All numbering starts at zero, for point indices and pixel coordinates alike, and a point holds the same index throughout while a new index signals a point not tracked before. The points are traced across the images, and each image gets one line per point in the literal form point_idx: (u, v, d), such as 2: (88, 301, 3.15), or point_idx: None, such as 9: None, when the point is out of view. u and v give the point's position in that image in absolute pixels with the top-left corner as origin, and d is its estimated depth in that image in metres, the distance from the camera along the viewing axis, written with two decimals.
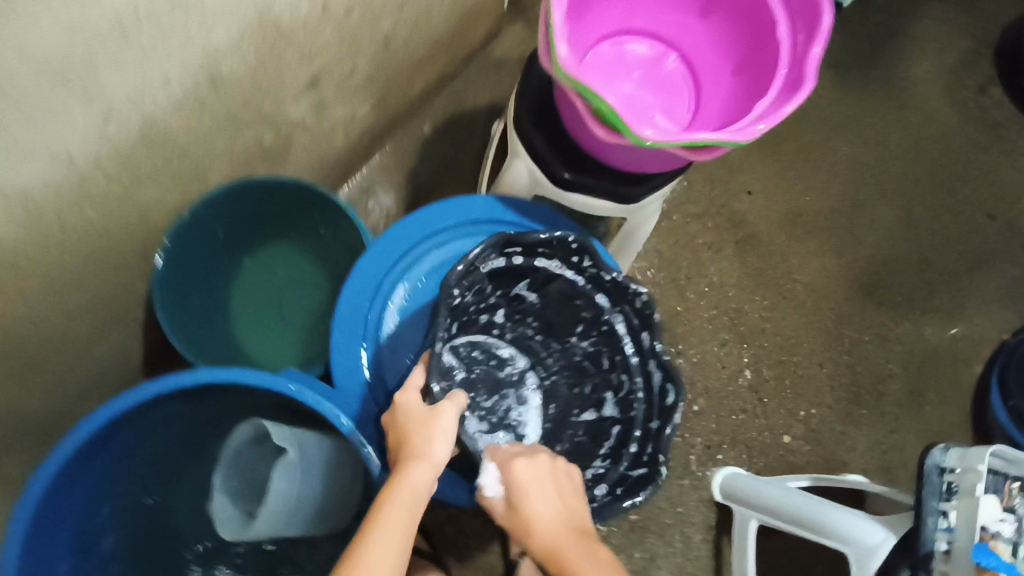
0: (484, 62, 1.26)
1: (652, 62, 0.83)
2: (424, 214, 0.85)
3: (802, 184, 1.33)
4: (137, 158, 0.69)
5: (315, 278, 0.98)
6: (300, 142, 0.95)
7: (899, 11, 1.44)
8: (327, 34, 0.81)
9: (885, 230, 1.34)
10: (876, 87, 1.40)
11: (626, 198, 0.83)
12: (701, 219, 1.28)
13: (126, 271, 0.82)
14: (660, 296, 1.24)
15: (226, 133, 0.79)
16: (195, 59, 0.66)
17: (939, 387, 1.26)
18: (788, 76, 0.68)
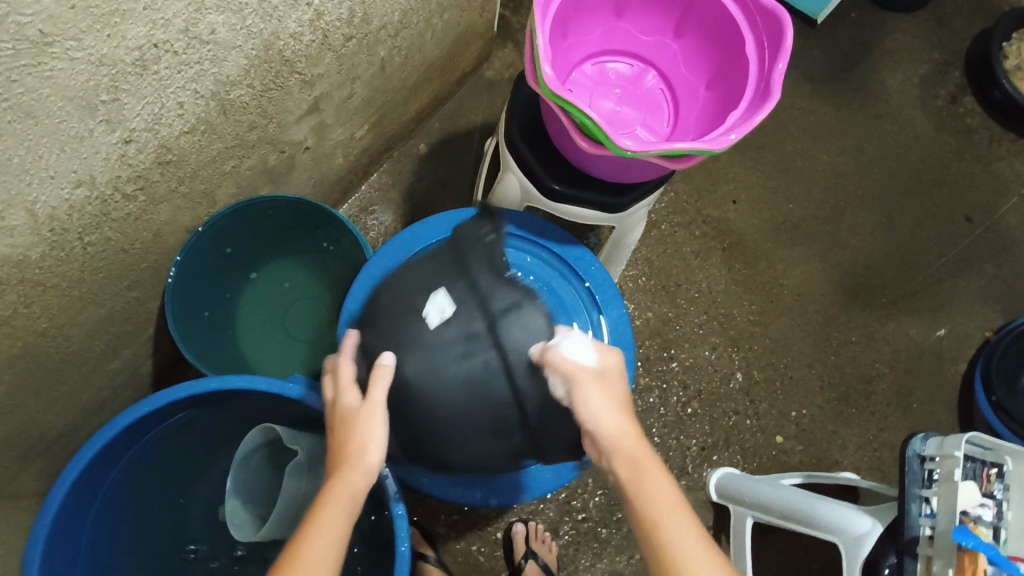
0: (476, 84, 1.32)
1: (632, 79, 0.88)
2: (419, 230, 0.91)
3: (785, 192, 1.38)
4: (154, 181, 0.74)
5: (318, 292, 1.02)
6: (302, 163, 1.00)
7: (872, 26, 1.51)
8: (327, 61, 0.86)
9: (868, 234, 1.38)
10: (853, 98, 1.46)
11: (612, 207, 0.87)
12: (689, 228, 1.33)
13: (140, 288, 0.86)
14: (651, 303, 1.28)
15: (233, 156, 0.84)
16: (207, 88, 0.71)
17: (925, 385, 1.30)
18: (758, 89, 0.73)
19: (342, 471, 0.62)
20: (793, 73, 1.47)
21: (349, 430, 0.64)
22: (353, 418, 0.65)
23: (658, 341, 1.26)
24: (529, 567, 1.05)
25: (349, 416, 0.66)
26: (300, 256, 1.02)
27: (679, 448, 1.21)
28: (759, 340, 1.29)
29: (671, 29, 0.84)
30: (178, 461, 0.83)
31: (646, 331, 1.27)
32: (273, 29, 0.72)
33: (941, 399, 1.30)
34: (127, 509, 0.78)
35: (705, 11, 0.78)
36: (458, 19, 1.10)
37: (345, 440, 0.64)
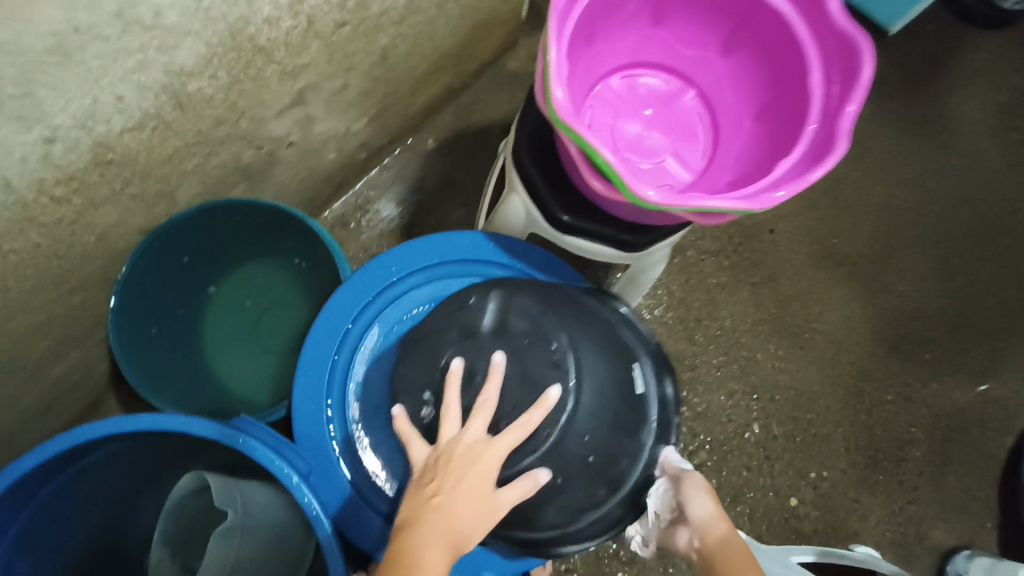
0: (496, 76, 1.18)
1: (667, 97, 0.75)
2: (404, 250, 0.80)
3: (831, 225, 1.24)
4: (92, 181, 0.64)
5: (292, 304, 0.93)
6: (286, 159, 0.89)
7: (952, 42, 1.33)
8: (313, 49, 0.74)
9: (920, 281, 1.23)
10: (919, 124, 1.29)
11: (629, 246, 0.75)
12: (717, 257, 1.19)
13: (85, 292, 0.76)
14: (666, 337, 1.16)
15: (196, 152, 0.73)
16: (155, 80, 0.60)
17: (964, 457, 1.16)
18: (819, 133, 0.59)
19: (445, 544, 0.52)
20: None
21: (476, 507, 0.54)
22: (484, 495, 0.55)
23: None
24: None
25: (481, 485, 0.55)
26: (276, 262, 0.93)
27: None
28: (784, 390, 1.16)
29: (719, 44, 0.70)
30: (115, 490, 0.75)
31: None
32: (239, 14, 0.61)
33: (981, 475, 1.16)
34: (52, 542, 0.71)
35: (764, 26, 0.64)
36: (477, 5, 0.97)
37: (467, 514, 0.54)
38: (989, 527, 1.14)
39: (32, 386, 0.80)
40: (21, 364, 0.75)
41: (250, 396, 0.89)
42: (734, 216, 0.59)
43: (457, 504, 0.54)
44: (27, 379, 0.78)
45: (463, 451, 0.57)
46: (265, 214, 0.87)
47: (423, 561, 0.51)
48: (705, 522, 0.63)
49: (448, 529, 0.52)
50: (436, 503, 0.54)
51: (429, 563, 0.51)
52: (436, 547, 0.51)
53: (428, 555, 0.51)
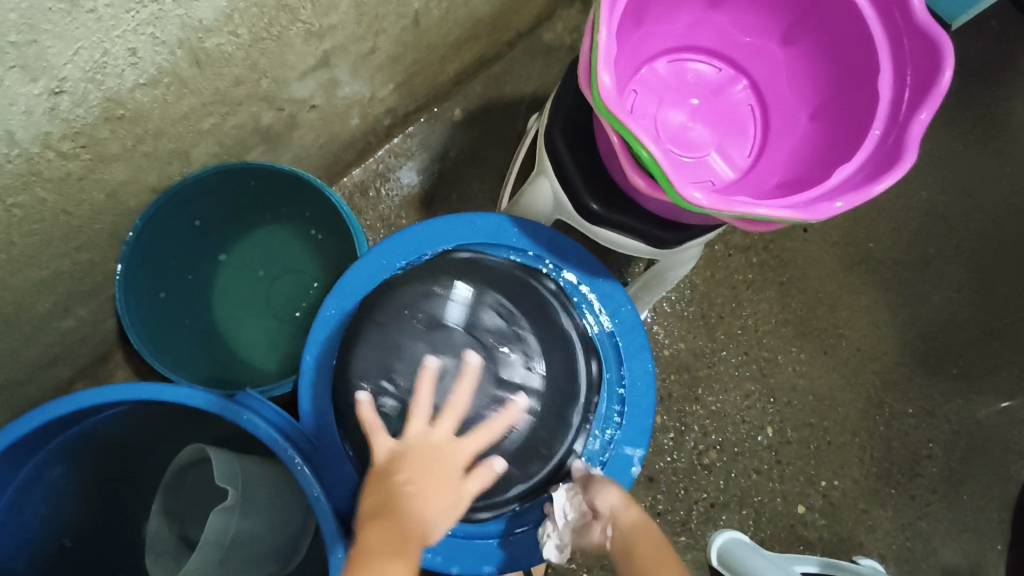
0: (532, 46, 1.12)
1: (717, 86, 0.70)
2: (425, 229, 0.76)
3: (867, 229, 1.18)
4: (101, 137, 0.61)
5: (306, 274, 0.90)
6: (307, 122, 0.85)
7: (1019, 42, 1.25)
8: (342, 9, 0.70)
9: (956, 292, 1.18)
10: (973, 127, 1.22)
11: (662, 243, 0.71)
12: (746, 253, 1.15)
13: (93, 249, 0.74)
14: (686, 333, 1.12)
15: (213, 112, 0.70)
16: (170, 35, 0.56)
17: (981, 477, 1.13)
18: (883, 141, 0.54)
19: (411, 545, 0.50)
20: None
21: (442, 507, 0.52)
22: (449, 495, 0.53)
23: (685, 376, 1.11)
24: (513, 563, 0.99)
25: (447, 487, 0.53)
26: (292, 230, 0.90)
27: (685, 500, 1.08)
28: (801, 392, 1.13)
29: (781, 32, 0.64)
30: (118, 450, 0.75)
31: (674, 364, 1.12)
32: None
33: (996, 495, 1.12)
34: (53, 498, 0.71)
35: (836, 19, 0.59)
36: None
37: (433, 515, 0.52)
38: (999, 550, 1.11)
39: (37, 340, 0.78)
40: (26, 318, 0.73)
41: (258, 364, 0.87)
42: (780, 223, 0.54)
43: (425, 504, 0.52)
44: (32, 333, 0.76)
45: (432, 450, 0.54)
46: (284, 181, 0.83)
47: (390, 558, 0.49)
48: (626, 518, 0.63)
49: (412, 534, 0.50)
50: (405, 497, 0.51)
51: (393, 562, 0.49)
52: (401, 549, 0.49)
53: (399, 552, 0.49)
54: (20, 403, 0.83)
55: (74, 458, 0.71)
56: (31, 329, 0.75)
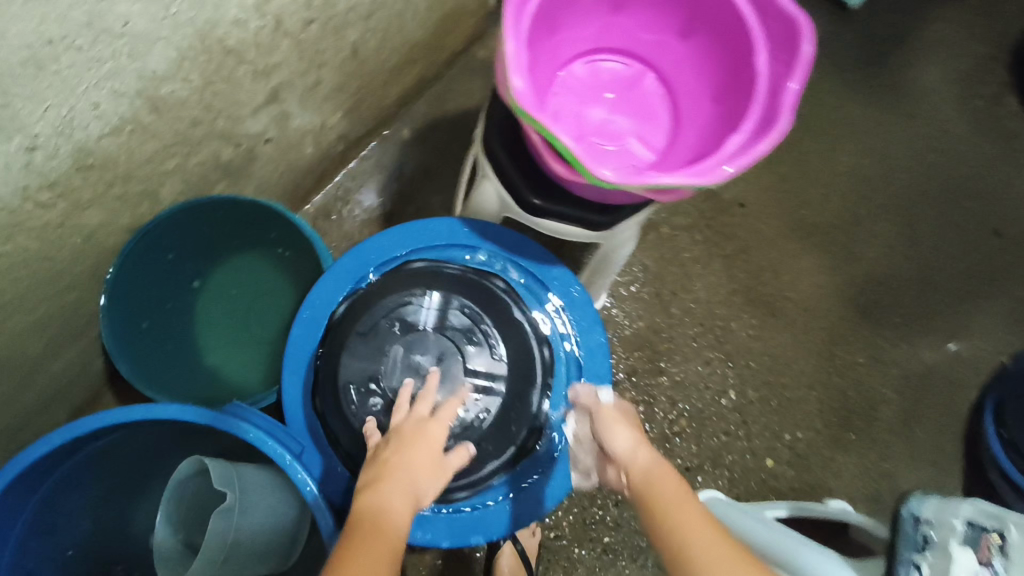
0: (469, 64, 1.20)
1: (629, 81, 0.78)
2: (384, 238, 0.83)
3: (799, 198, 1.27)
4: (75, 185, 0.67)
5: (278, 297, 0.96)
6: (265, 154, 0.92)
7: (913, 14, 1.36)
8: (284, 48, 0.77)
9: (887, 248, 1.28)
10: (883, 94, 1.33)
11: (599, 225, 0.78)
12: (690, 232, 1.23)
13: (76, 292, 0.80)
14: (644, 312, 1.20)
15: (176, 153, 0.76)
16: (129, 86, 0.63)
17: (932, 413, 1.21)
18: (766, 111, 0.63)
19: (405, 499, 0.56)
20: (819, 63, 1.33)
21: (431, 473, 0.59)
22: (436, 466, 0.60)
23: (648, 352, 1.19)
24: (506, 546, 1.05)
25: (433, 459, 0.60)
26: (262, 254, 0.96)
27: None
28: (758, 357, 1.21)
29: (676, 28, 0.73)
30: (119, 475, 0.79)
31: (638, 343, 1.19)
32: (206, 18, 0.63)
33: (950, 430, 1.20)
34: (62, 528, 0.76)
35: (714, 12, 0.67)
36: None
37: (422, 477, 0.58)
38: (957, 479, 1.19)
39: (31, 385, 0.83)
40: (18, 363, 0.78)
41: (242, 384, 0.93)
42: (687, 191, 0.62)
43: (416, 467, 0.58)
44: (25, 378, 0.81)
45: (411, 427, 0.62)
46: (250, 211, 0.90)
47: (388, 504, 0.55)
48: (627, 453, 0.66)
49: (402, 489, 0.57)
50: (389, 463, 0.58)
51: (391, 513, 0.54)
52: (399, 501, 0.55)
53: (393, 503, 0.55)
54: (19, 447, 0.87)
55: (78, 488, 0.76)
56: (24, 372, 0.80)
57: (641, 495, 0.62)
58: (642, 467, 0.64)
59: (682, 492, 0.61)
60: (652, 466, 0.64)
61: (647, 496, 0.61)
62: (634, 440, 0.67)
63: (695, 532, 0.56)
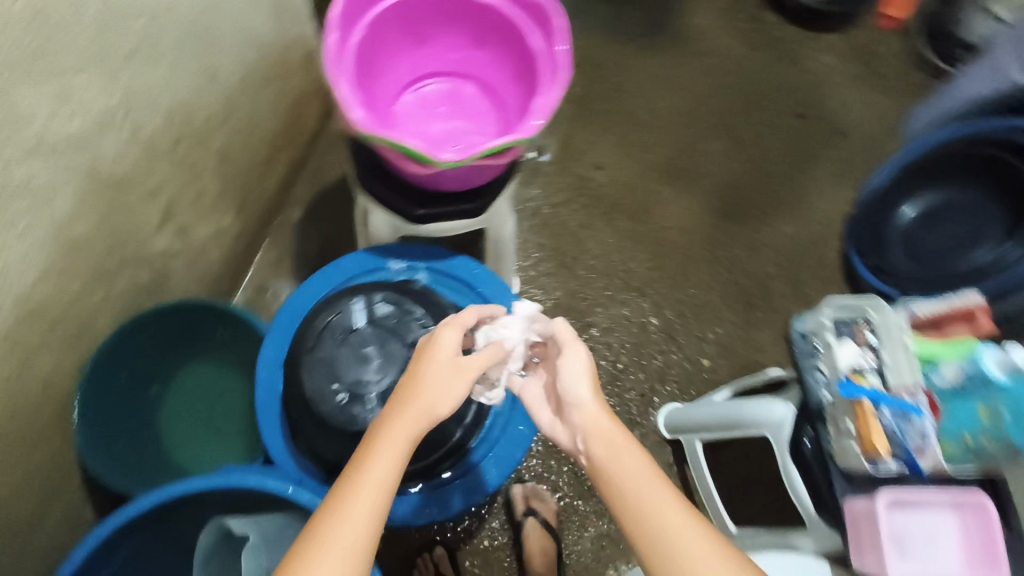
0: (330, 138, 1.35)
1: (454, 92, 0.95)
2: (305, 291, 0.94)
3: (638, 150, 1.48)
4: (20, 338, 0.75)
5: (233, 385, 1.05)
6: (177, 267, 1.02)
7: None
8: (161, 167, 0.88)
9: (721, 163, 1.50)
10: (671, 40, 1.59)
11: (476, 211, 0.92)
12: (568, 205, 1.41)
13: (52, 441, 0.86)
14: (556, 283, 1.36)
15: (104, 287, 0.86)
16: (47, 235, 0.73)
17: (812, 269, 1.42)
18: (553, 79, 0.83)
19: (416, 424, 0.64)
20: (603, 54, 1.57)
21: (448, 401, 0.66)
22: (455, 391, 0.68)
23: (572, 314, 1.34)
24: (529, 524, 1.14)
25: (453, 381, 0.68)
26: (204, 355, 1.04)
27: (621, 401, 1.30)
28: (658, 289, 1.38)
29: (470, 42, 0.90)
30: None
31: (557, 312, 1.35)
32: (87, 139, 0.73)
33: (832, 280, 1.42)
34: None
35: (490, 19, 0.85)
36: (285, 87, 1.13)
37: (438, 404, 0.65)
38: None
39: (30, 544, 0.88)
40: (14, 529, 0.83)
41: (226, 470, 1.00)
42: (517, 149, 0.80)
43: (429, 396, 0.66)
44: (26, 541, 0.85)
45: (440, 356, 0.68)
46: (178, 320, 0.98)
47: (392, 436, 0.63)
48: (592, 419, 0.67)
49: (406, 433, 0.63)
50: (415, 406, 0.65)
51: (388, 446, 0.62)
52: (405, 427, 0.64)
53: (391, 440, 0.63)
54: None
55: None
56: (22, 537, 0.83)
57: (597, 456, 0.65)
58: (599, 429, 0.66)
59: (635, 459, 0.63)
60: (613, 431, 0.66)
61: (600, 460, 0.65)
62: (597, 405, 0.68)
63: (647, 489, 0.61)
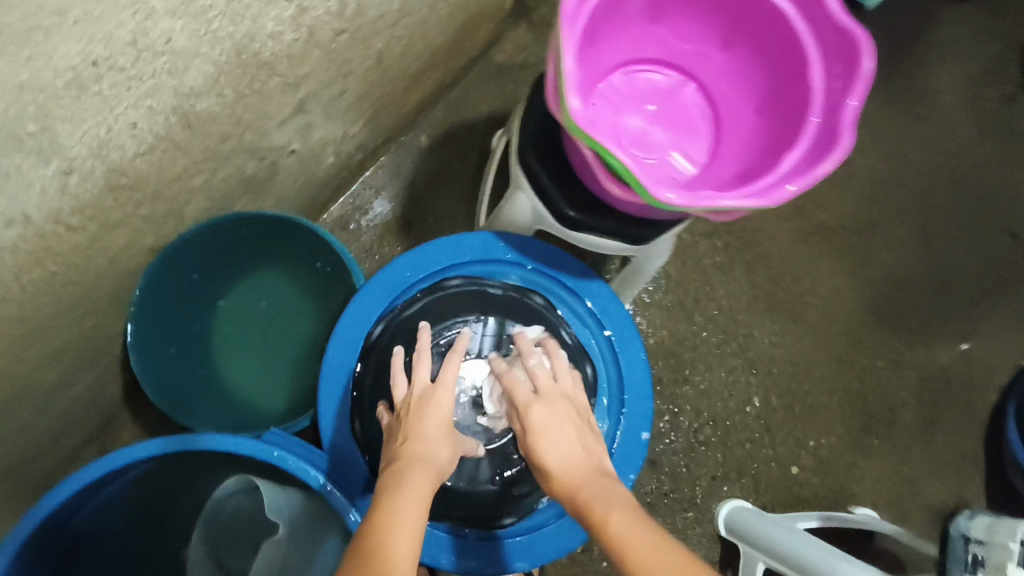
0: (484, 69, 1.09)
1: (666, 89, 0.69)
2: (419, 251, 0.71)
3: (851, 264, 1.16)
4: (190, 140, 0.59)
5: (298, 308, 0.83)
6: (287, 169, 0.81)
7: (920, 179, 1.20)
8: (370, 33, 0.72)
9: (948, 393, 1.14)
10: (948, 282, 1.18)
11: (636, 239, 0.70)
12: (680, 340, 1.10)
13: (176, 279, 0.75)
14: (723, 434, 1.09)
15: (266, 133, 0.70)
16: (232, 54, 0.54)
17: None
18: (831, 41, 0.54)
19: (420, 467, 0.47)
20: (857, 183, 1.19)
21: (443, 440, 0.51)
22: (448, 437, 0.52)
23: (712, 477, 1.07)
24: None
25: (447, 436, 0.52)
26: (293, 264, 0.83)
27: None
28: (742, 483, 1.08)
29: (719, 37, 0.63)
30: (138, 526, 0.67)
31: (688, 449, 1.08)
32: (245, 31, 0.53)
33: None
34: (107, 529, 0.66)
35: (758, 18, 0.59)
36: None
37: (438, 451, 0.50)
38: None
39: (47, 414, 0.72)
40: (67, 350, 0.68)
41: (257, 396, 0.80)
42: (743, 215, 0.54)
43: (421, 435, 0.50)
44: (41, 406, 0.70)
45: (414, 401, 0.54)
46: (277, 230, 0.78)
47: (398, 479, 0.46)
48: (563, 457, 0.52)
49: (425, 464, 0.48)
50: (417, 437, 0.50)
51: (409, 490, 0.44)
52: (422, 475, 0.46)
53: (413, 485, 0.45)
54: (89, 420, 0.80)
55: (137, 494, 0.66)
56: (21, 465, 0.72)
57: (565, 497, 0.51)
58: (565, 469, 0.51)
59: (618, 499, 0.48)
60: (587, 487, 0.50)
61: (577, 486, 0.50)
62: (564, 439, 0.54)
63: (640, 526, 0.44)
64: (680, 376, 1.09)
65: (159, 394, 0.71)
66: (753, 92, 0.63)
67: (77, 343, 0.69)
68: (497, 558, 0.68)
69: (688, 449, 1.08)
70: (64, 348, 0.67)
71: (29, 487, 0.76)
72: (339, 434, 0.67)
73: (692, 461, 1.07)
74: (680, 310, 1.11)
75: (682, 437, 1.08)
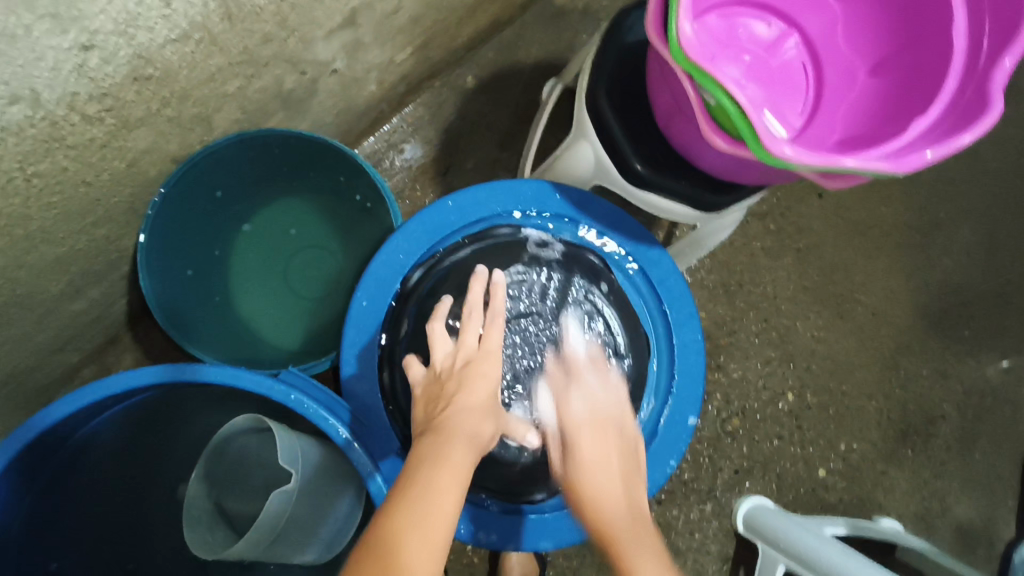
0: (543, 10, 1.00)
1: (766, 37, 0.61)
2: (466, 193, 0.65)
3: (908, 264, 1.09)
4: (229, 36, 0.52)
5: (323, 243, 0.77)
6: (326, 90, 0.73)
7: (993, 182, 1.11)
8: None
9: (991, 411, 1.08)
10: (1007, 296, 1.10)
11: (710, 206, 0.63)
12: (718, 325, 1.04)
13: (197, 195, 0.68)
14: (752, 428, 1.03)
15: (311, 43, 0.62)
16: None
17: None
18: None
19: (457, 439, 0.42)
20: (926, 180, 1.10)
21: (487, 413, 0.46)
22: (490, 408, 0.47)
23: (735, 470, 1.01)
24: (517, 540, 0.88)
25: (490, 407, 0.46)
26: (323, 195, 0.76)
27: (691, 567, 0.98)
28: (765, 481, 1.02)
29: None
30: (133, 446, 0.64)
31: (713, 439, 1.02)
32: None
33: None
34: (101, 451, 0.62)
35: None
36: None
37: (479, 421, 0.45)
38: None
39: (46, 327, 0.66)
40: (75, 260, 0.62)
41: (271, 332, 0.74)
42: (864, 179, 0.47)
43: (462, 403, 0.45)
44: (41, 319, 0.64)
45: (461, 361, 0.49)
46: (310, 154, 0.71)
47: (432, 447, 0.41)
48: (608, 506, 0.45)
49: (464, 432, 0.43)
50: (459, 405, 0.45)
51: (444, 467, 0.39)
52: (461, 446, 0.41)
53: (451, 462, 0.40)
54: (87, 340, 0.74)
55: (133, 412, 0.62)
56: (14, 378, 0.67)
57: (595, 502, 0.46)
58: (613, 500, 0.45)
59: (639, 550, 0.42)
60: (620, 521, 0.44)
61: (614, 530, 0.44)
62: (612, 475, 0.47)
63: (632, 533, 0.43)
64: (713, 361, 1.03)
65: (168, 317, 0.65)
66: (873, 48, 0.56)
67: (85, 253, 0.63)
68: (520, 535, 0.63)
69: (712, 438, 1.02)
70: (71, 256, 0.61)
71: (21, 402, 0.71)
72: (361, 383, 0.62)
73: (715, 452, 1.02)
74: (721, 293, 1.04)
75: (708, 426, 1.02)
